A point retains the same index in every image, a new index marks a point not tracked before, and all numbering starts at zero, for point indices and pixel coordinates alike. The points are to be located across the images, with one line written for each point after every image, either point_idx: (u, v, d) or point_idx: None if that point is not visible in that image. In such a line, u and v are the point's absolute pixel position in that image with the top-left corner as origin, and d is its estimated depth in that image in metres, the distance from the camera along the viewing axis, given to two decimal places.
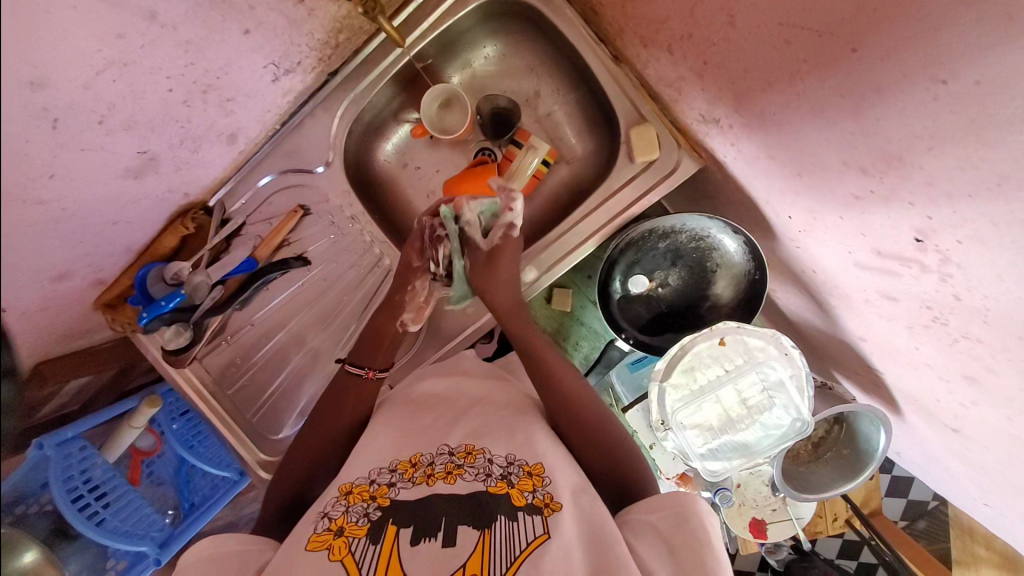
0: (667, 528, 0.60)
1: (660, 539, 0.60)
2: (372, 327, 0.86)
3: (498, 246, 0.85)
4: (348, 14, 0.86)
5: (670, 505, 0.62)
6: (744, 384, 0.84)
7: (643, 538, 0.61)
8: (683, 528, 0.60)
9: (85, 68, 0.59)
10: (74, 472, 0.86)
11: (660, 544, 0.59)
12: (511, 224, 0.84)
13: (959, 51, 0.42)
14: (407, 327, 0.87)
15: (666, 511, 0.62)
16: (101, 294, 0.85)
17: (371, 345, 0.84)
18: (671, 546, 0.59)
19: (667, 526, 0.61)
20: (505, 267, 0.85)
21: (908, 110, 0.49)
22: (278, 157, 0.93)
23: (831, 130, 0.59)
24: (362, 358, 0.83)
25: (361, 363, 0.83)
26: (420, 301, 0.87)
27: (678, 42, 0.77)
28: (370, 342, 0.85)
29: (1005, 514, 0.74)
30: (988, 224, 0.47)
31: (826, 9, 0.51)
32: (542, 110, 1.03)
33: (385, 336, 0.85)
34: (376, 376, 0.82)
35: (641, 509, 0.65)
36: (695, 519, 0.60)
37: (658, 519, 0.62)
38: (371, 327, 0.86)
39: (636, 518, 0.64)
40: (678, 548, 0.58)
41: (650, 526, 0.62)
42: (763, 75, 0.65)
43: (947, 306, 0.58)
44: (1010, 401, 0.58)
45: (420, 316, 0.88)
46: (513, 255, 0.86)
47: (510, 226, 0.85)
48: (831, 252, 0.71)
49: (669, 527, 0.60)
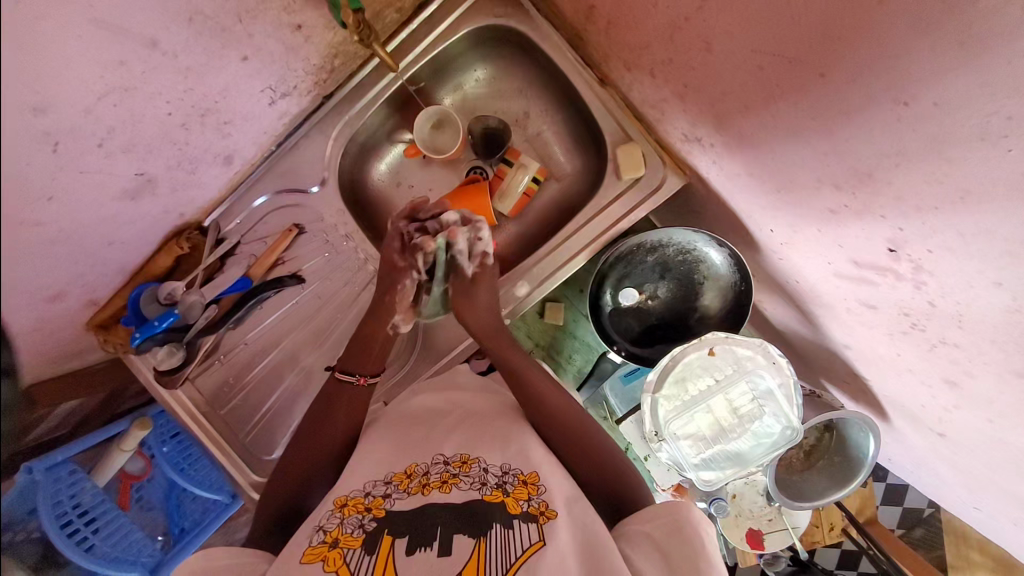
0: (661, 537, 0.61)
1: (656, 549, 0.61)
2: (362, 332, 0.87)
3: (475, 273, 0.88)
4: (342, 41, 0.88)
5: (663, 514, 0.63)
6: (734, 393, 0.86)
7: (639, 549, 0.62)
8: (677, 536, 0.61)
9: (86, 94, 0.60)
10: (63, 497, 0.85)
11: (656, 554, 0.60)
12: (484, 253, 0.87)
13: (919, 71, 0.45)
14: (399, 328, 0.88)
15: (660, 520, 0.63)
16: (92, 316, 0.85)
17: (362, 351, 0.86)
18: (667, 555, 0.60)
19: (662, 535, 0.62)
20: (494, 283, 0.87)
21: (875, 126, 0.51)
22: (273, 178, 0.95)
23: (806, 149, 0.62)
24: (353, 365, 0.85)
25: (351, 370, 0.84)
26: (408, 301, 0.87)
27: (660, 66, 0.80)
28: (361, 350, 0.86)
29: (994, 516, 0.76)
30: (955, 234, 0.49)
31: (794, 36, 0.55)
32: (531, 130, 1.06)
33: (376, 342, 0.86)
34: (368, 382, 0.84)
35: (636, 520, 0.65)
36: (688, 525, 0.61)
37: (653, 529, 0.62)
38: (360, 332, 0.87)
39: (631, 530, 0.65)
40: (673, 556, 0.59)
41: (646, 536, 0.63)
42: (740, 97, 0.68)
43: (923, 313, 0.60)
44: (988, 403, 0.60)
45: (409, 315, 0.89)
46: (490, 282, 0.89)
47: (484, 255, 0.88)
48: (812, 263, 0.74)
49: (664, 537, 0.61)
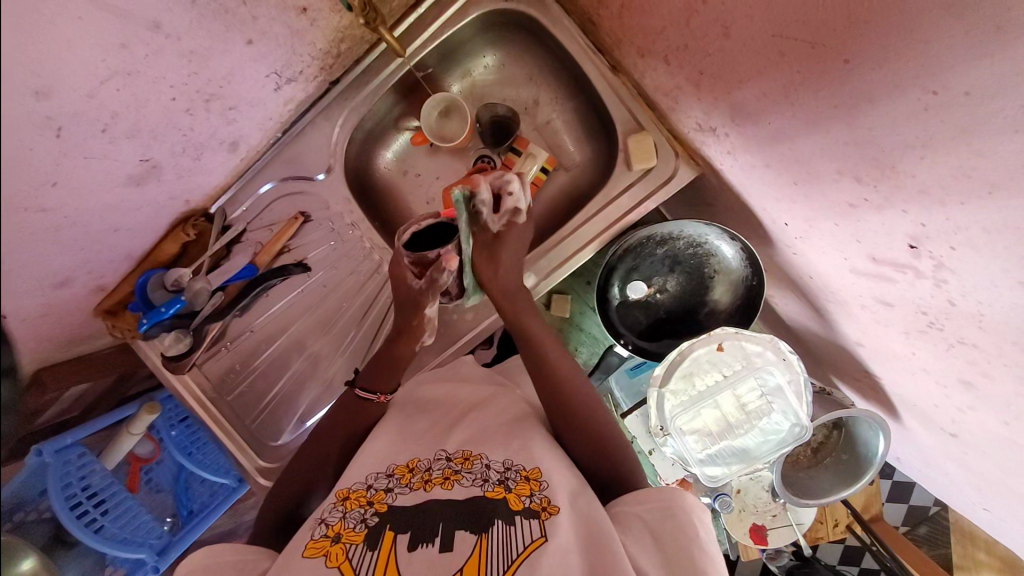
0: (654, 521, 0.61)
1: (649, 533, 0.60)
2: (389, 352, 0.84)
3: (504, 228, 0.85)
4: (348, 25, 0.87)
5: (657, 500, 0.63)
6: (743, 389, 0.85)
7: (630, 531, 0.61)
8: (670, 522, 0.60)
9: (89, 77, 0.59)
10: (71, 479, 0.86)
11: (648, 536, 0.60)
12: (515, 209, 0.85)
13: (948, 62, 0.43)
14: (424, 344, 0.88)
15: (654, 504, 0.62)
16: (101, 301, 0.85)
17: (379, 365, 0.84)
18: (659, 541, 0.59)
19: (655, 519, 0.61)
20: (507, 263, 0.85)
21: (901, 119, 0.49)
22: (278, 165, 0.94)
23: (825, 140, 0.60)
24: (374, 382, 0.82)
25: (371, 388, 0.81)
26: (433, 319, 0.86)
27: (674, 51, 0.78)
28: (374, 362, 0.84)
29: (1003, 518, 0.74)
30: (979, 230, 0.48)
31: (819, 22, 0.52)
32: (540, 118, 1.04)
33: (403, 362, 0.85)
34: (386, 398, 0.81)
35: (628, 501, 0.65)
36: (682, 512, 0.61)
37: (646, 512, 0.62)
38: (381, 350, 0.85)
39: (622, 511, 0.64)
40: (666, 542, 0.59)
41: (638, 519, 0.62)
42: (758, 85, 0.66)
43: (941, 311, 0.59)
44: (1006, 405, 0.58)
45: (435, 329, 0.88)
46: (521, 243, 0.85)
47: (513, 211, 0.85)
48: (827, 258, 0.72)
49: (656, 520, 0.61)
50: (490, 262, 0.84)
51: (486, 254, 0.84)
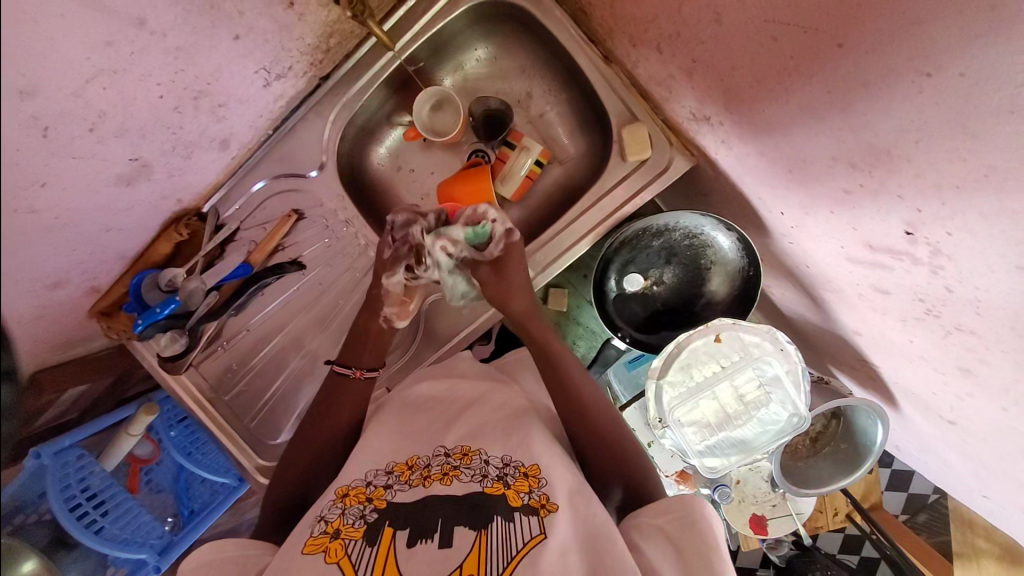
0: (674, 531, 0.60)
1: (669, 542, 0.60)
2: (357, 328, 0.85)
3: (501, 255, 0.83)
4: (338, 19, 0.86)
5: (676, 508, 0.62)
6: (741, 379, 0.84)
7: (649, 540, 0.61)
8: (690, 529, 0.60)
9: (75, 76, 0.59)
10: (71, 481, 0.86)
11: (668, 546, 0.60)
12: (508, 230, 0.83)
13: (943, 43, 0.42)
14: (392, 322, 0.86)
15: (673, 514, 0.62)
16: (96, 302, 0.85)
17: (361, 347, 0.84)
18: (679, 549, 0.59)
19: (674, 529, 0.61)
20: (515, 275, 0.84)
21: (894, 104, 0.49)
22: (270, 162, 0.93)
23: (819, 127, 0.59)
24: (348, 359, 0.83)
25: (348, 362, 0.83)
26: (402, 295, 0.86)
27: (667, 40, 0.77)
28: (356, 344, 0.84)
29: (1003, 504, 0.74)
30: (976, 215, 0.47)
31: (813, 4, 0.52)
32: (534, 111, 1.03)
33: (368, 335, 0.84)
34: (364, 375, 0.82)
35: (650, 512, 0.64)
36: (702, 520, 0.60)
37: (666, 522, 0.62)
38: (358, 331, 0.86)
39: (643, 522, 0.64)
40: (686, 550, 0.58)
41: (658, 529, 0.62)
42: (752, 72, 0.65)
43: (938, 298, 0.58)
44: (1004, 391, 0.58)
45: (404, 310, 0.87)
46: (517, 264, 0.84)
47: (509, 233, 0.83)
48: (823, 246, 0.72)
49: (675, 529, 0.60)
50: (501, 297, 0.84)
51: (492, 286, 0.84)
